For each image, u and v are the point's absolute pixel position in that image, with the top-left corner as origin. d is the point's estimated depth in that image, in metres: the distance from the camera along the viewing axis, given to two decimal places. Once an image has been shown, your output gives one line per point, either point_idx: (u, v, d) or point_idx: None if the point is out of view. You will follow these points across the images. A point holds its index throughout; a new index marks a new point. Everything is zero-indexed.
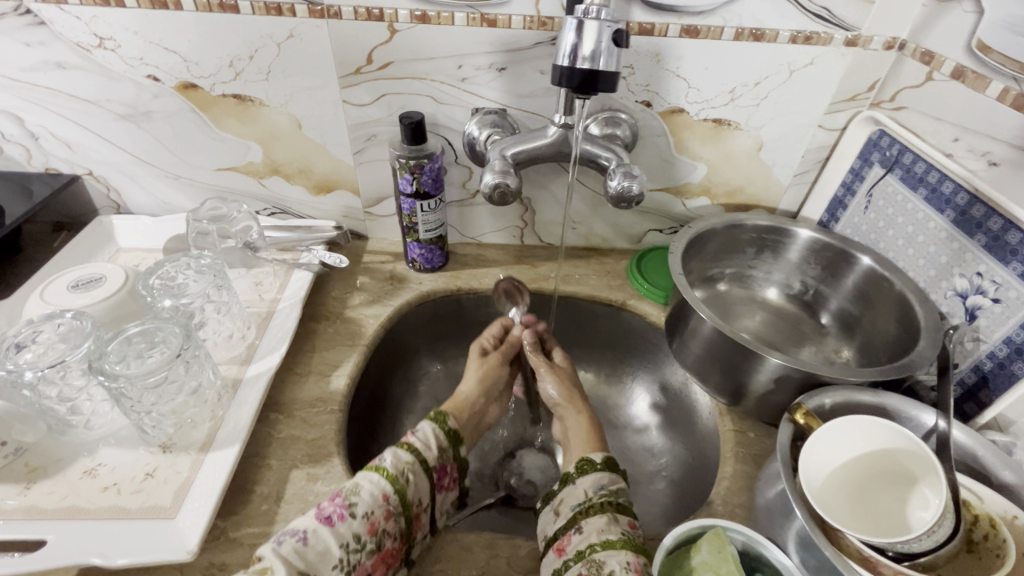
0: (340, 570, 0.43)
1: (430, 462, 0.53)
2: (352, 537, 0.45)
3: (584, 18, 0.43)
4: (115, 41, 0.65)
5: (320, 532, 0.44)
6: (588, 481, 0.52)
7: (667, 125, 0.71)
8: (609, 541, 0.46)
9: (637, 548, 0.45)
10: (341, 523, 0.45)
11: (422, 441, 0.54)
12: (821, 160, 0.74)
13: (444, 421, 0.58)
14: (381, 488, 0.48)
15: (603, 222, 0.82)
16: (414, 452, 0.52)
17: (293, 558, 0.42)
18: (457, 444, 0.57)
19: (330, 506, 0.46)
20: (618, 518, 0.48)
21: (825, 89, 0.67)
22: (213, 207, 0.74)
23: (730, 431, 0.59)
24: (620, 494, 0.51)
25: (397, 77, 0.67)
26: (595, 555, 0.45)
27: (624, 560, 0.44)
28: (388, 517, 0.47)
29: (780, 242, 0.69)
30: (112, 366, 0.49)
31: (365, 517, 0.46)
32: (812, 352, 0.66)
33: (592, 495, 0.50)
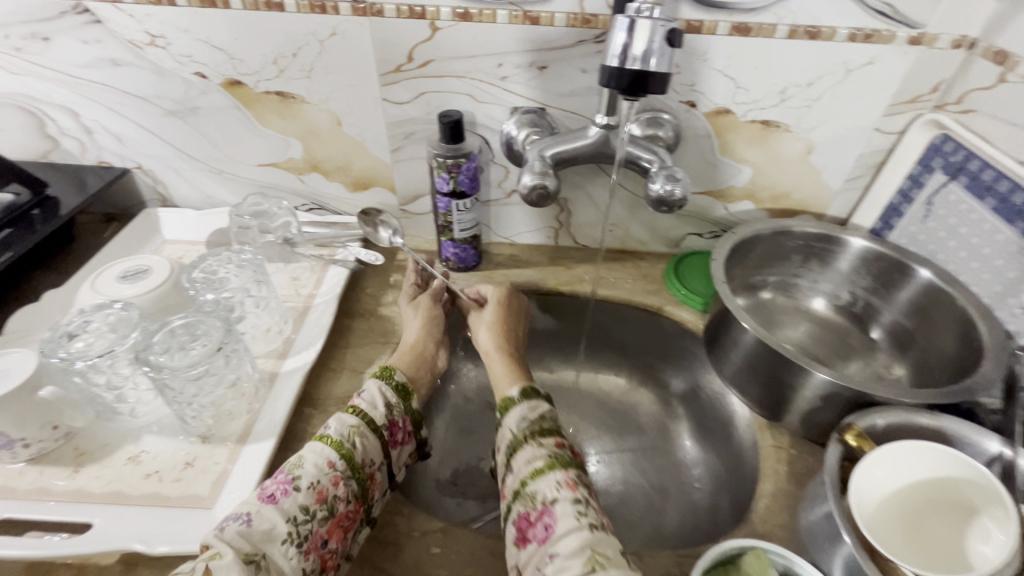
0: (290, 543, 0.43)
1: (377, 421, 0.52)
2: (298, 509, 0.44)
3: (637, 17, 0.41)
4: (166, 38, 0.66)
5: (264, 512, 0.44)
6: (512, 418, 0.53)
7: (712, 126, 0.68)
8: (538, 468, 0.48)
9: (565, 465, 0.49)
10: (285, 498, 0.44)
11: (368, 402, 0.53)
12: (876, 165, 0.70)
13: (390, 376, 0.57)
14: (324, 457, 0.48)
15: (641, 224, 0.80)
16: (361, 414, 0.51)
17: (235, 539, 0.41)
18: (407, 397, 0.56)
19: (272, 485, 0.46)
20: (540, 441, 0.50)
21: (883, 90, 0.64)
22: (255, 202, 0.77)
23: (771, 447, 0.57)
24: (543, 419, 0.53)
25: (436, 75, 0.67)
26: (528, 489, 0.47)
27: (555, 482, 0.47)
28: (336, 483, 0.47)
29: (830, 250, 0.66)
30: (157, 358, 0.51)
31: (310, 488, 0.46)
32: (860, 367, 0.63)
33: (516, 430, 0.52)
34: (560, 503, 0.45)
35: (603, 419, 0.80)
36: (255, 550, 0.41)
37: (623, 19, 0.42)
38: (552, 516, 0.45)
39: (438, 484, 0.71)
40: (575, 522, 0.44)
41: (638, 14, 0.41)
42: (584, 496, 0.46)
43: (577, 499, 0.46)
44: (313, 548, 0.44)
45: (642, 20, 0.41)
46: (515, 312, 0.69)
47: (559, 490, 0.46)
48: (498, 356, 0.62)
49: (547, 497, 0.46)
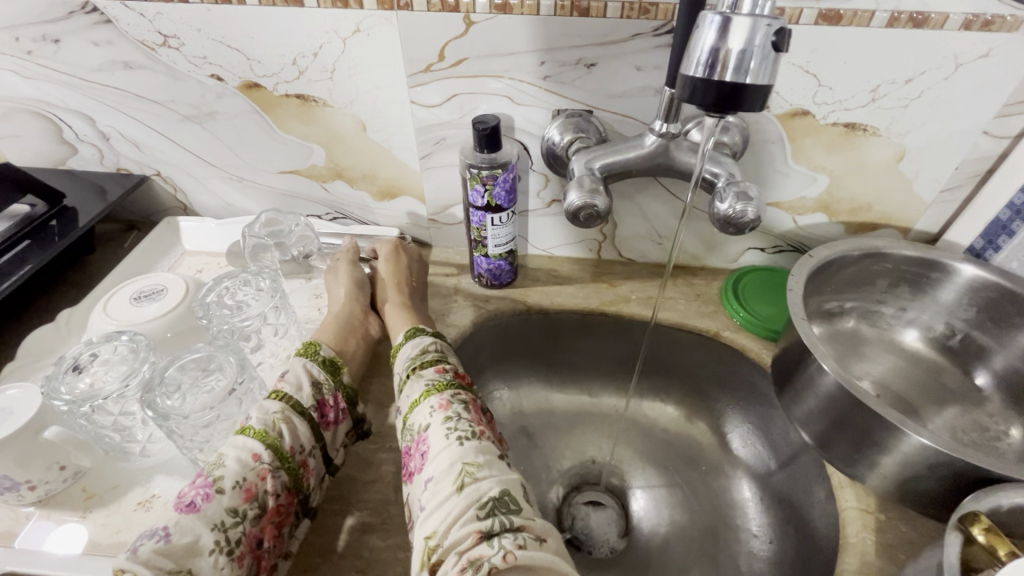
0: (219, 552, 0.38)
1: (304, 404, 0.48)
2: (225, 514, 0.40)
3: (733, 14, 0.33)
4: (179, 38, 0.61)
5: (185, 524, 0.38)
6: (398, 361, 0.54)
7: (784, 129, 0.59)
8: (415, 399, 0.48)
9: (442, 388, 0.48)
10: (207, 504, 0.39)
11: (292, 385, 0.49)
12: (981, 174, 0.60)
13: (316, 353, 0.53)
14: (248, 450, 0.43)
15: (694, 236, 0.72)
16: (285, 399, 0.47)
17: (153, 558, 0.36)
18: (338, 373, 0.53)
19: (192, 491, 0.40)
20: (422, 371, 0.50)
21: (998, 87, 0.54)
22: (269, 219, 0.70)
23: (855, 510, 0.49)
24: (426, 351, 0.53)
25: (470, 75, 0.60)
26: (408, 423, 0.47)
27: (429, 407, 0.46)
28: (264, 478, 0.43)
29: (925, 276, 0.57)
30: (165, 399, 0.46)
31: (237, 488, 0.41)
32: (960, 414, 0.54)
33: (403, 371, 0.52)
34: (432, 425, 0.44)
35: (647, 449, 0.74)
36: (177, 568, 0.36)
37: (714, 16, 0.34)
38: (427, 441, 0.44)
39: None
40: (445, 441, 0.43)
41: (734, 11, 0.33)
42: (457, 412, 0.45)
43: (449, 416, 0.45)
44: (246, 552, 0.40)
45: (739, 18, 0.33)
46: (411, 262, 0.69)
47: (431, 414, 0.45)
48: (401, 306, 0.62)
49: (421, 425, 0.45)
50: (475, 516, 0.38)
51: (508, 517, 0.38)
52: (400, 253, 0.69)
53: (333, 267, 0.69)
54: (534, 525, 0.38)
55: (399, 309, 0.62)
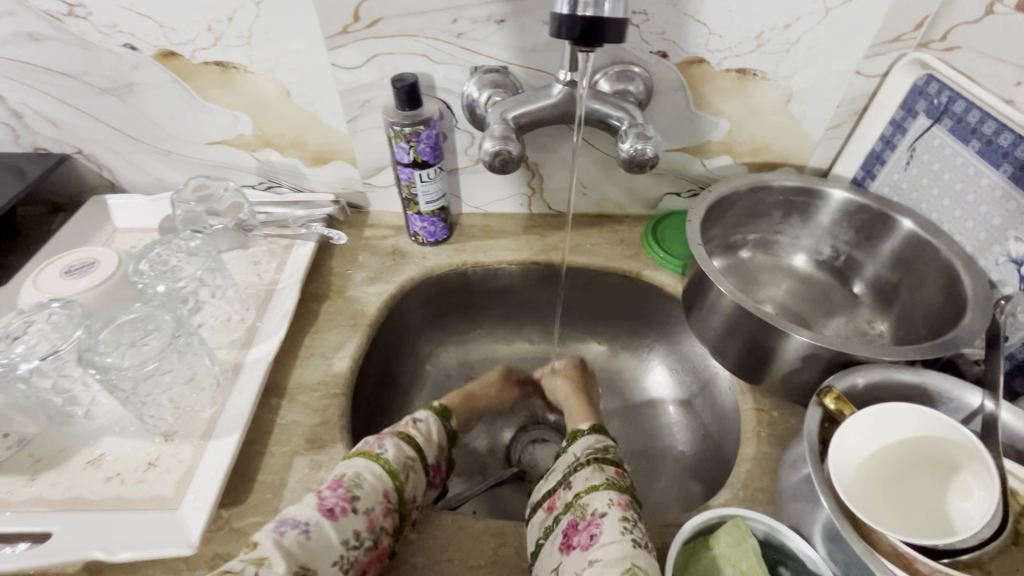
0: (340, 567, 0.42)
1: (427, 459, 0.54)
2: (352, 533, 0.44)
3: None
4: (85, 7, 0.60)
5: (322, 528, 0.43)
6: (578, 444, 0.54)
7: (685, 78, 0.64)
8: (593, 485, 0.48)
9: (622, 489, 0.47)
10: (344, 518, 0.44)
11: (422, 435, 0.55)
12: (857, 112, 0.66)
13: (447, 418, 0.60)
14: (384, 483, 0.47)
15: (616, 186, 0.76)
16: (415, 445, 0.53)
17: (294, 549, 0.40)
18: (450, 445, 0.59)
19: (332, 497, 0.45)
20: (603, 466, 0.50)
21: (866, 30, 0.59)
22: (200, 185, 0.73)
23: (751, 409, 0.55)
24: (608, 450, 0.52)
25: (386, 36, 0.62)
26: (580, 500, 0.47)
27: (608, 499, 0.46)
28: (387, 515, 0.46)
29: (810, 205, 0.64)
30: (103, 358, 0.48)
31: (365, 514, 0.45)
32: (842, 324, 0.62)
33: (581, 455, 0.52)
34: (609, 518, 0.44)
35: None
36: (308, 564, 0.40)
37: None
38: (601, 528, 0.44)
39: None
40: (620, 536, 0.43)
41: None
42: (635, 517, 0.45)
43: (627, 518, 0.44)
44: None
45: None
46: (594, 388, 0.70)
47: (610, 506, 0.45)
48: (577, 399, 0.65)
49: (598, 510, 0.45)
50: None
51: None
52: (586, 369, 0.72)
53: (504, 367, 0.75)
54: None
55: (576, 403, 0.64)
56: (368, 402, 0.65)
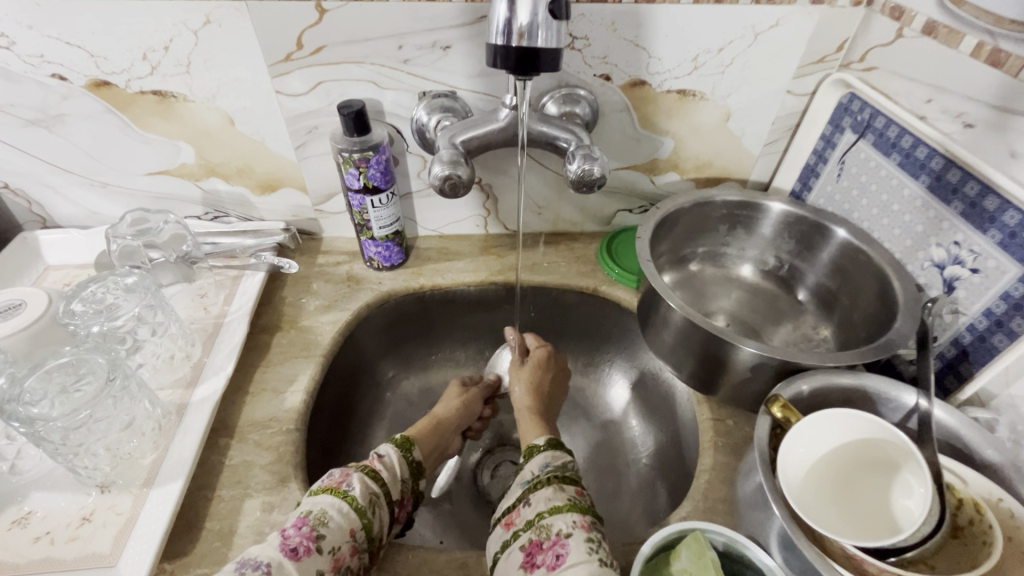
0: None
1: (393, 493, 0.50)
2: (314, 574, 0.41)
3: None
4: (7, 37, 0.57)
5: (284, 569, 0.40)
6: (535, 462, 0.52)
7: (628, 99, 0.66)
8: (556, 506, 0.46)
9: (581, 508, 0.46)
10: (307, 559, 0.41)
11: (387, 469, 0.51)
12: (791, 128, 0.70)
13: (409, 451, 0.55)
14: (350, 521, 0.44)
15: (569, 205, 0.77)
16: (381, 483, 0.50)
17: None
18: (417, 477, 0.55)
19: (296, 537, 0.42)
20: (563, 484, 0.48)
21: (794, 50, 0.63)
22: (138, 219, 0.69)
23: (709, 420, 0.56)
24: (567, 468, 0.51)
25: (332, 63, 0.61)
26: (543, 521, 0.45)
27: (571, 520, 0.45)
28: (353, 553, 0.44)
29: (752, 217, 0.66)
30: (28, 408, 0.45)
31: (330, 554, 0.42)
32: (790, 330, 0.65)
33: (540, 473, 0.50)
34: (575, 538, 0.43)
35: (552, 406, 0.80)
36: None
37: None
38: (566, 549, 0.42)
39: None
40: (586, 556, 0.42)
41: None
42: (598, 537, 0.44)
43: (591, 539, 0.43)
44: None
45: None
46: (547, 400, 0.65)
47: (574, 527, 0.44)
48: (527, 412, 0.62)
49: (563, 531, 0.44)
50: None
51: None
52: (547, 367, 0.69)
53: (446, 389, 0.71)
54: None
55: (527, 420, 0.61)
56: (326, 435, 0.63)
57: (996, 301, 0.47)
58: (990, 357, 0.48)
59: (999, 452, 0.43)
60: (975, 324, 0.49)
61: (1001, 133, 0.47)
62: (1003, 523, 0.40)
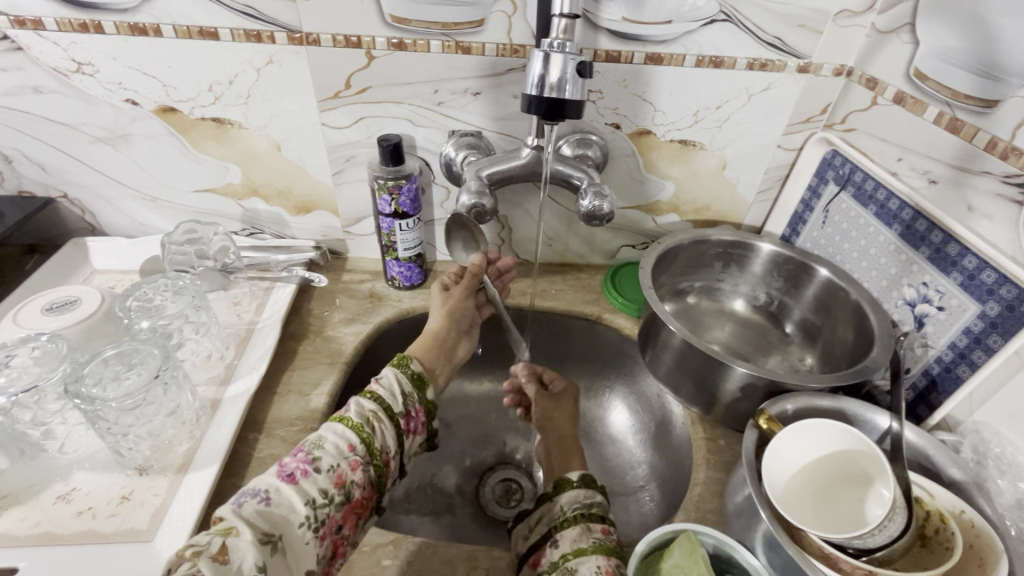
0: (307, 527, 0.43)
1: (395, 409, 0.54)
2: (318, 492, 0.45)
3: (550, 51, 0.48)
4: (93, 66, 0.65)
5: (283, 492, 0.44)
6: (566, 498, 0.53)
7: (635, 145, 0.74)
8: (581, 549, 0.48)
9: (607, 551, 0.48)
10: (306, 479, 0.45)
11: (386, 389, 0.55)
12: (781, 178, 0.77)
13: (407, 366, 0.59)
14: (346, 440, 0.49)
15: (578, 238, 0.84)
16: (378, 401, 0.53)
17: (254, 516, 0.41)
18: (423, 388, 0.58)
19: (293, 463, 0.46)
20: (590, 526, 0.50)
21: (783, 111, 0.71)
22: (189, 228, 0.76)
23: (702, 438, 0.61)
24: (595, 505, 0.52)
25: (375, 102, 0.69)
26: (569, 565, 0.47)
27: (595, 565, 0.46)
28: (355, 468, 0.48)
29: (746, 256, 0.73)
30: (88, 389, 0.50)
31: (330, 472, 0.46)
32: (778, 360, 0.70)
33: (567, 509, 0.52)
34: None
35: None
36: (273, 529, 0.42)
37: (539, 51, 0.48)
38: None
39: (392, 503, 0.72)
40: None
41: (551, 49, 0.48)
42: None
43: None
44: (327, 534, 0.45)
45: (554, 54, 0.47)
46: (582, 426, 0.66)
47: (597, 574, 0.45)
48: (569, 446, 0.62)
49: None
50: None
51: None
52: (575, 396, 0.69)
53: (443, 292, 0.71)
54: None
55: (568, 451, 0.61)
56: None
57: (959, 335, 0.53)
58: (956, 386, 0.54)
59: (962, 471, 0.47)
60: (942, 356, 0.55)
61: (960, 189, 0.54)
62: (966, 534, 0.44)
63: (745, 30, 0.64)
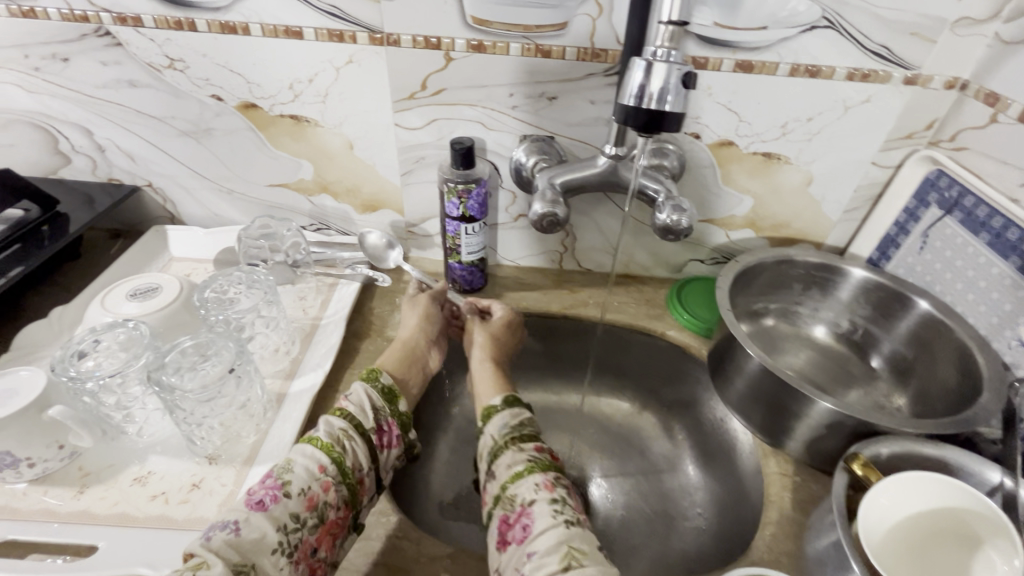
0: (281, 552, 0.43)
1: (366, 425, 0.53)
2: (288, 517, 0.44)
3: (653, 60, 0.45)
4: (184, 62, 0.68)
5: (253, 521, 0.43)
6: (493, 425, 0.56)
7: (714, 157, 0.70)
8: (518, 472, 0.50)
9: (543, 469, 0.50)
10: (274, 504, 0.45)
11: (356, 406, 0.54)
12: (873, 198, 0.72)
13: (377, 379, 0.58)
14: (315, 461, 0.48)
15: (643, 249, 0.81)
16: (349, 418, 0.53)
17: (222, 550, 0.41)
18: (395, 401, 0.58)
19: (261, 490, 0.46)
20: (521, 446, 0.53)
21: (881, 125, 0.65)
22: (263, 224, 0.77)
23: (776, 473, 0.57)
24: (523, 426, 0.55)
25: (449, 103, 0.68)
26: (508, 492, 0.49)
27: (534, 485, 0.48)
28: (327, 490, 0.47)
29: (831, 280, 0.68)
30: (168, 378, 0.52)
31: (301, 495, 0.46)
32: (860, 395, 0.65)
33: (497, 435, 0.54)
34: (539, 503, 0.47)
35: (603, 440, 0.81)
36: (243, 561, 0.41)
37: (640, 61, 0.46)
38: (531, 517, 0.46)
39: (440, 508, 0.71)
40: (551, 520, 0.45)
41: (654, 58, 0.46)
42: (562, 496, 0.48)
43: (555, 499, 0.47)
44: (302, 558, 0.44)
45: (659, 63, 0.45)
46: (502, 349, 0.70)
47: (537, 491, 0.48)
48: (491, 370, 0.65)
49: (526, 499, 0.47)
50: None
51: None
52: (513, 326, 0.71)
53: (409, 299, 0.72)
54: None
55: (484, 373, 0.64)
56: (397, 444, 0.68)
57: None
58: None
59: None
60: None
61: None
62: None
63: (848, 38, 0.60)
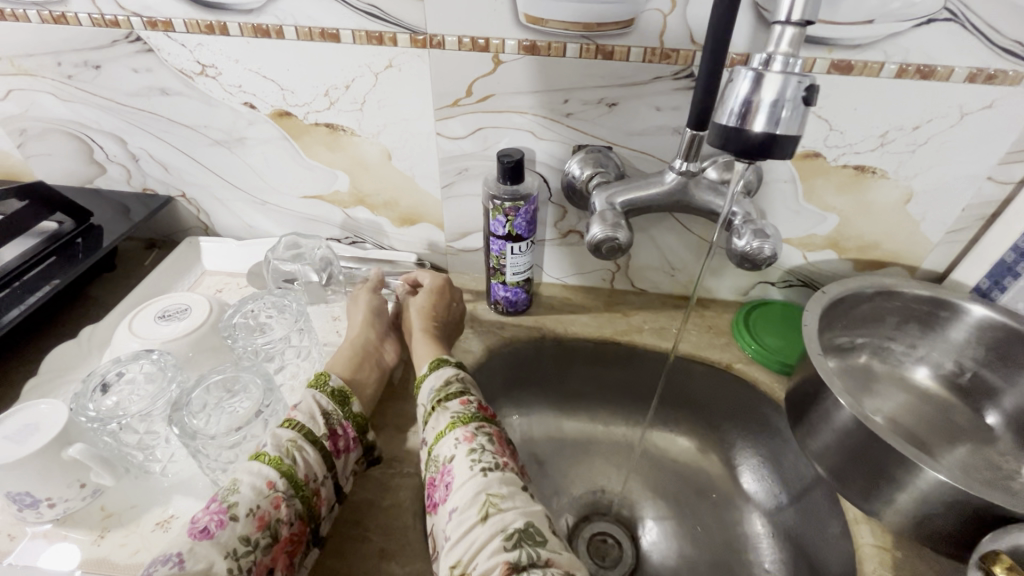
0: None
1: (317, 432, 0.49)
2: (238, 541, 0.40)
3: (765, 70, 0.38)
4: (216, 68, 0.63)
5: (197, 550, 0.38)
6: (422, 393, 0.54)
7: (796, 170, 0.61)
8: (441, 432, 0.48)
9: (466, 422, 0.48)
10: (220, 530, 0.40)
11: (305, 414, 0.50)
12: (986, 218, 0.62)
13: (326, 384, 0.54)
14: (262, 476, 0.44)
15: (706, 269, 0.73)
16: (297, 427, 0.48)
17: None
18: (347, 403, 0.53)
19: (205, 516, 0.41)
20: (446, 404, 0.50)
21: (1003, 135, 0.55)
22: (293, 243, 0.74)
23: (873, 547, 0.49)
24: (451, 385, 0.53)
25: (495, 111, 0.62)
26: (433, 454, 0.47)
27: (454, 439, 0.47)
28: (278, 505, 0.43)
29: (938, 316, 0.59)
30: (191, 419, 0.48)
31: (250, 516, 0.41)
32: (971, 453, 0.55)
33: (427, 402, 0.52)
34: (457, 458, 0.45)
35: (657, 478, 0.74)
36: None
37: (747, 70, 0.38)
38: (451, 472, 0.44)
39: None
40: (470, 472, 0.44)
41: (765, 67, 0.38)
42: (481, 444, 0.46)
43: (474, 448, 0.45)
44: None
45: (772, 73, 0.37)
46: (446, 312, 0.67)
47: (456, 446, 0.46)
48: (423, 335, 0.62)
49: (446, 457, 0.46)
50: (502, 546, 0.38)
51: (535, 549, 0.38)
52: (445, 288, 0.69)
53: (352, 296, 0.70)
54: (561, 558, 0.39)
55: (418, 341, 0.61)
56: None
57: None
58: None
59: None
60: None
61: None
62: None
63: (975, 33, 0.50)
